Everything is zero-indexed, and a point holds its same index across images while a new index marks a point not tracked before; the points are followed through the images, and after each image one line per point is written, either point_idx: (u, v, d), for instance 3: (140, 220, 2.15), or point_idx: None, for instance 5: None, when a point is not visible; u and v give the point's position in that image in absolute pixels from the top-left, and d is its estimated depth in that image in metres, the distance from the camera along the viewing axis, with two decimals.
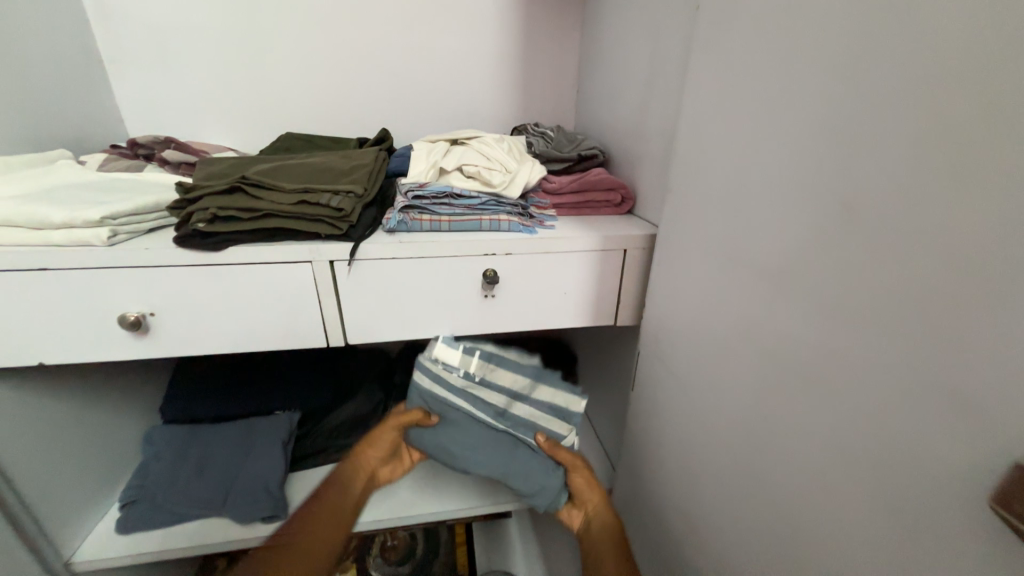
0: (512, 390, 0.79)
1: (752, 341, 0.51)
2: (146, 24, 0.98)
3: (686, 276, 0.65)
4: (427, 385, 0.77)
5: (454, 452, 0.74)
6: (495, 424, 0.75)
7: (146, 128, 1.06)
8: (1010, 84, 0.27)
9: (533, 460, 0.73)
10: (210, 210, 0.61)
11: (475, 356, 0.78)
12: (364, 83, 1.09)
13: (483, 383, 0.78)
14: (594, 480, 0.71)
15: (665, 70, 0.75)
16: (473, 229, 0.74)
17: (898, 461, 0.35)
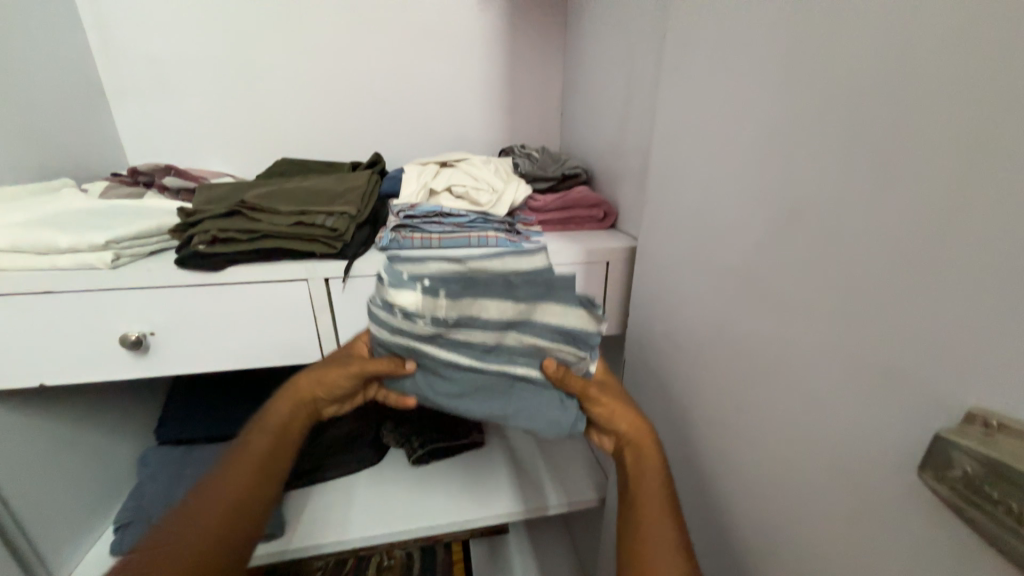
0: (504, 325, 0.52)
1: (732, 341, 0.54)
2: (147, 59, 1.03)
3: (668, 283, 0.69)
4: (387, 336, 0.54)
5: (440, 398, 0.56)
6: (487, 363, 0.54)
7: (145, 157, 1.10)
8: (937, 99, 0.32)
9: (539, 393, 0.56)
10: (211, 232, 0.64)
11: (439, 294, 0.49)
12: (357, 111, 1.14)
13: (459, 323, 0.51)
14: (623, 405, 0.60)
15: (640, 96, 0.81)
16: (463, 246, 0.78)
17: (870, 440, 0.38)
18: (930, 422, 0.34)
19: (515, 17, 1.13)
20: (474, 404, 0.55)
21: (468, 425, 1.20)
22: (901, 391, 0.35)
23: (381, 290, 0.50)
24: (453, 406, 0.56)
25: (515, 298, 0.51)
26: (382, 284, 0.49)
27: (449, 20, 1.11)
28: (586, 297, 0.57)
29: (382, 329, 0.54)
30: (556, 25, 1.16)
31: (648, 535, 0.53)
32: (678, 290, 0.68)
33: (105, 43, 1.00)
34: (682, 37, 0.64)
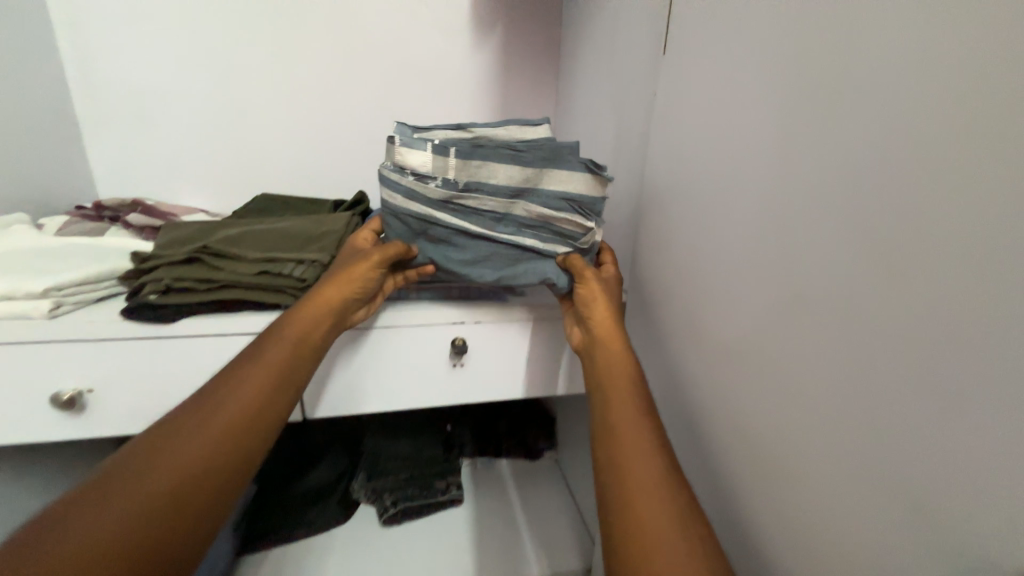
0: (512, 186, 0.63)
1: (760, 416, 0.51)
2: (127, 89, 1.00)
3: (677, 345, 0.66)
4: (401, 201, 0.63)
5: (455, 268, 0.66)
6: (496, 231, 0.64)
7: (116, 187, 1.05)
8: (1002, 193, 0.30)
9: (544, 262, 0.66)
10: (164, 281, 0.58)
11: (449, 154, 0.61)
12: (343, 149, 1.12)
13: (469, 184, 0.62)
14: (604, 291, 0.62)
15: (628, 148, 0.80)
16: (442, 296, 0.74)
17: (938, 552, 0.34)
18: (1000, 542, 0.31)
19: (507, 64, 1.14)
20: (485, 267, 0.66)
21: (447, 479, 1.11)
22: (968, 504, 0.32)
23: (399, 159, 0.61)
24: (466, 273, 0.66)
25: (524, 161, 0.62)
26: (395, 144, 0.60)
27: (441, 66, 1.11)
28: (592, 160, 0.63)
29: (396, 198, 0.63)
30: (548, 73, 1.17)
31: (622, 431, 0.51)
32: (679, 357, 0.65)
33: (84, 71, 0.97)
34: (678, 102, 0.63)
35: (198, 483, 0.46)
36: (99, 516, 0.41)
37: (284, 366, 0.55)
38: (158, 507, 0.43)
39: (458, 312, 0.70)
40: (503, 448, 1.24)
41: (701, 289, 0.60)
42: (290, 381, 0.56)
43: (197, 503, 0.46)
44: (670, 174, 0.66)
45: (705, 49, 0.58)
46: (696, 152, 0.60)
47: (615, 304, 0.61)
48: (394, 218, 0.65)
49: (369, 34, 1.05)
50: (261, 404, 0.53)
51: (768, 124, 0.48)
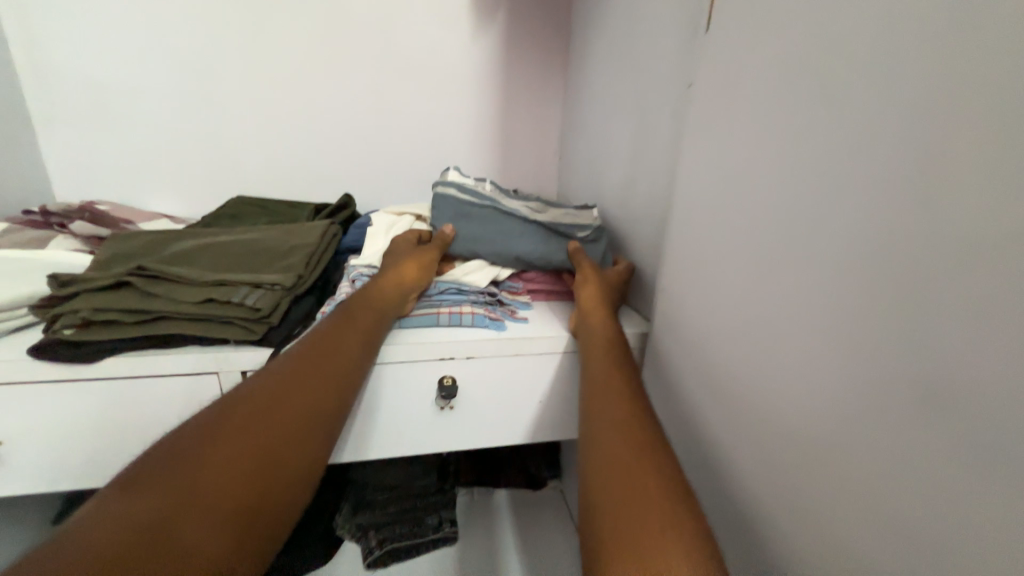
0: (534, 200, 0.77)
1: (801, 516, 0.38)
2: (82, 79, 0.89)
3: (696, 397, 0.52)
4: (452, 197, 0.72)
5: (490, 244, 0.67)
6: (526, 220, 0.70)
7: (77, 189, 0.95)
8: None
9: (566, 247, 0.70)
10: (81, 312, 0.48)
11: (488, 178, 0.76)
12: (326, 146, 1.01)
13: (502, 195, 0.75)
14: (600, 288, 0.62)
15: (650, 148, 0.66)
16: (431, 323, 0.62)
17: None
18: None
19: (510, 50, 1.01)
20: (514, 240, 0.68)
21: (439, 513, 1.01)
22: None
23: (450, 172, 0.74)
24: (499, 249, 0.67)
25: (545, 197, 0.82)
26: (452, 166, 0.74)
27: (436, 52, 0.99)
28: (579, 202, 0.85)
29: (447, 190, 0.72)
30: (556, 60, 1.04)
31: (596, 401, 0.49)
32: (699, 415, 0.52)
33: (33, 59, 0.87)
34: (708, 93, 0.50)
35: (268, 480, 0.38)
36: (165, 501, 0.33)
37: (352, 351, 0.50)
38: (227, 500, 0.35)
39: (446, 346, 0.59)
40: (503, 476, 1.13)
41: (729, 338, 0.46)
42: (356, 370, 0.50)
43: (267, 502, 0.37)
44: (695, 185, 0.52)
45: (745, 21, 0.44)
46: (727, 159, 0.46)
47: (605, 298, 0.61)
48: (441, 211, 0.71)
49: (354, 16, 0.94)
50: (331, 398, 0.46)
51: (825, 122, 0.34)
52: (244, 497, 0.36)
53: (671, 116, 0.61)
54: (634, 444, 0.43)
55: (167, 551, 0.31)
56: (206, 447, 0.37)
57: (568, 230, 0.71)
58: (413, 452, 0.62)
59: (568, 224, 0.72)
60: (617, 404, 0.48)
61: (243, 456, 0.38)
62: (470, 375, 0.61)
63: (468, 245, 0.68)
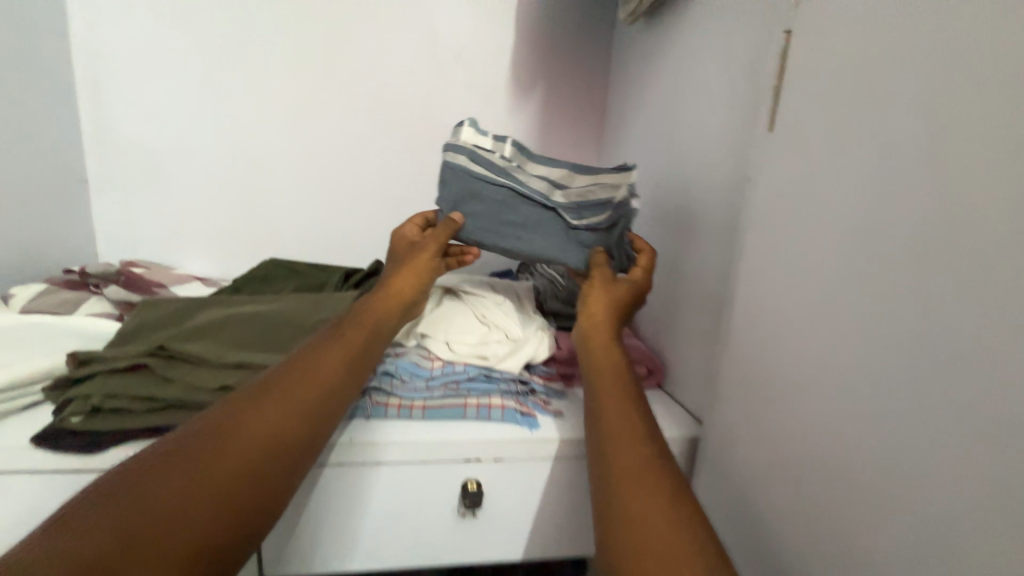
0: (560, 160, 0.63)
1: None
2: (140, 146, 0.94)
3: (763, 534, 0.44)
4: (460, 165, 0.59)
5: (499, 239, 0.58)
6: (540, 207, 0.60)
7: (119, 247, 0.98)
8: None
9: (583, 242, 0.60)
10: (91, 399, 0.45)
11: (507, 140, 0.60)
12: (361, 211, 1.02)
13: (523, 162, 0.62)
14: (612, 296, 0.55)
15: (695, 230, 0.62)
16: (456, 417, 0.57)
17: None
18: None
19: (545, 125, 1.03)
20: (531, 234, 0.59)
21: None
22: None
23: (464, 128, 0.59)
24: (507, 247, 0.59)
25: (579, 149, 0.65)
26: (465, 124, 0.59)
27: None
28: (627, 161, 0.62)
29: (457, 159, 0.59)
30: (590, 135, 1.05)
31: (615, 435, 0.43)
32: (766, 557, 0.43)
33: (99, 129, 0.92)
34: (768, 188, 0.45)
35: (249, 484, 0.36)
36: (148, 505, 0.32)
37: (341, 358, 0.46)
38: (207, 505, 0.34)
39: (470, 446, 0.53)
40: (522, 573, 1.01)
41: (809, 473, 0.38)
42: (345, 381, 0.46)
43: (249, 505, 0.36)
44: (754, 285, 0.47)
45: (813, 118, 0.40)
46: (797, 265, 0.41)
47: (616, 310, 0.54)
48: (446, 185, 0.59)
49: (398, 92, 0.98)
50: (320, 403, 0.43)
51: (940, 241, 0.29)
52: (225, 501, 0.35)
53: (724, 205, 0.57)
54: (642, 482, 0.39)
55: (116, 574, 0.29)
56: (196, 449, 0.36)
57: (589, 224, 0.60)
58: (428, 563, 0.55)
59: (589, 204, 0.60)
60: (621, 434, 0.43)
61: (209, 470, 0.35)
62: (494, 479, 0.54)
63: (477, 236, 0.59)
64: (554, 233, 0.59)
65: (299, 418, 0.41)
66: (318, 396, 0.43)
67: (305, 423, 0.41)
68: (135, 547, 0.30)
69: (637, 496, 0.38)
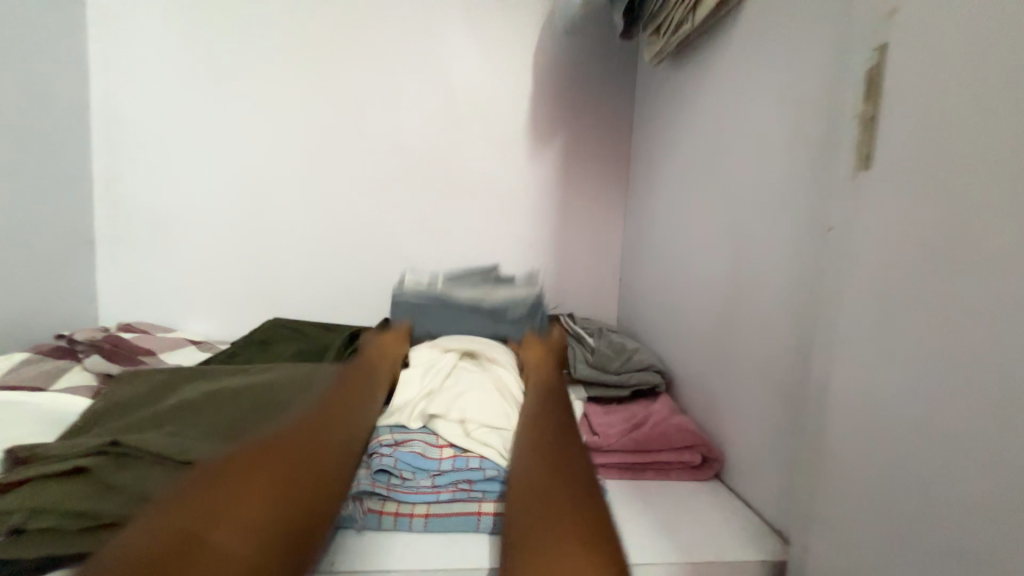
0: (484, 275, 0.82)
1: None
2: (149, 206, 0.92)
3: None
4: (407, 291, 0.77)
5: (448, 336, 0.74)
6: (472, 306, 0.75)
7: (121, 309, 0.93)
8: None
9: (515, 324, 0.74)
10: (18, 515, 0.38)
11: (434, 278, 0.79)
12: (371, 269, 0.96)
13: (453, 284, 0.80)
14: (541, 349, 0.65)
15: (753, 291, 0.52)
16: (467, 528, 0.46)
17: None
18: None
19: (565, 174, 0.97)
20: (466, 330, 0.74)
21: None
22: None
23: (405, 278, 0.79)
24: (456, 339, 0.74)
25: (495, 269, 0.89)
26: (402, 278, 0.79)
27: (490, 178, 0.96)
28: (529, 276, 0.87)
29: (400, 291, 0.76)
30: (614, 184, 0.99)
31: (534, 432, 0.46)
32: None
33: (113, 190, 0.91)
34: (862, 252, 0.35)
35: (296, 476, 0.36)
36: (205, 501, 0.32)
37: (349, 398, 0.50)
38: (256, 495, 0.33)
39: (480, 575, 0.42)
40: None
41: None
42: (359, 413, 0.48)
43: (299, 502, 0.34)
44: (851, 376, 0.35)
45: (929, 167, 0.30)
46: (928, 361, 0.30)
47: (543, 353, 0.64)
48: (399, 305, 0.76)
49: (413, 146, 0.95)
50: (344, 431, 0.44)
51: None
52: (282, 504, 0.33)
53: (793, 267, 0.47)
54: (542, 471, 0.40)
55: (208, 536, 0.30)
56: (243, 462, 0.36)
57: (515, 311, 0.75)
58: None
59: (509, 301, 0.76)
60: (536, 426, 0.47)
61: (254, 456, 0.37)
62: None
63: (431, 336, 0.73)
64: (491, 322, 0.74)
65: (326, 422, 0.44)
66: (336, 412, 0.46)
67: (331, 425, 0.44)
68: (220, 506, 0.31)
69: (539, 474, 0.40)
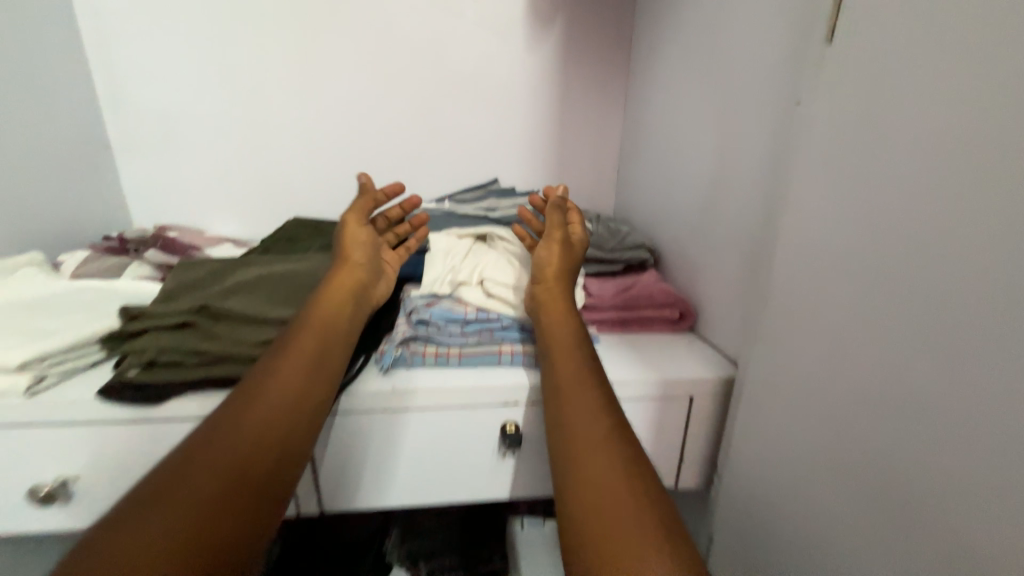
0: (485, 196, 0.96)
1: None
2: (155, 108, 0.93)
3: (799, 461, 0.45)
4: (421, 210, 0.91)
5: None
6: (478, 214, 0.89)
7: (150, 214, 0.99)
8: None
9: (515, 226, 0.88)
10: (147, 353, 0.48)
11: (446, 200, 0.95)
12: (379, 167, 1.00)
13: (459, 204, 0.94)
14: (566, 257, 0.59)
15: (735, 168, 0.59)
16: (492, 365, 0.58)
17: None
18: None
19: (566, 62, 0.97)
20: None
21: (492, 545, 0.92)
22: None
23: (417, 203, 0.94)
24: None
25: (496, 187, 0.99)
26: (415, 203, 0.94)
27: (492, 67, 0.96)
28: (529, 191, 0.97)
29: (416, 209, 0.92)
30: (615, 71, 0.98)
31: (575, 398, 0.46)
32: (802, 481, 0.45)
33: (115, 92, 0.91)
34: (822, 124, 0.42)
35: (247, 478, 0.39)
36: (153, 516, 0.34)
37: (330, 347, 0.49)
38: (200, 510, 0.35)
39: (505, 392, 0.55)
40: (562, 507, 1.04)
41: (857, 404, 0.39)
42: (348, 342, 0.52)
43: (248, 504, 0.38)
44: (803, 227, 0.44)
45: (892, 39, 0.35)
46: (852, 209, 0.39)
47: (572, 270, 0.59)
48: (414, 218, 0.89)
49: (410, 35, 0.92)
50: (316, 398, 0.46)
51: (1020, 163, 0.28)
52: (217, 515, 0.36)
53: (770, 143, 0.53)
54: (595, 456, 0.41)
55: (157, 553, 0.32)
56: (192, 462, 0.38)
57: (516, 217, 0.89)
58: (473, 496, 0.59)
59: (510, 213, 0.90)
60: (574, 389, 0.47)
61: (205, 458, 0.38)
62: (533, 425, 0.56)
63: None
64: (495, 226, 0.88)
65: (292, 393, 0.45)
66: (305, 378, 0.46)
67: (299, 398, 0.45)
68: (164, 526, 0.34)
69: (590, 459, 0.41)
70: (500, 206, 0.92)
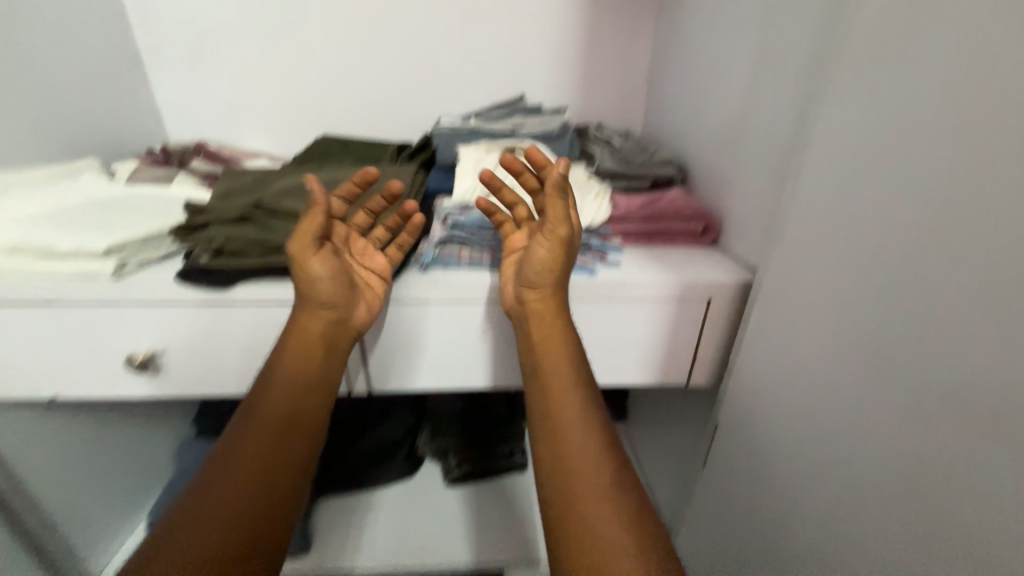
0: (512, 113, 0.95)
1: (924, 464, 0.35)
2: (180, 16, 0.92)
3: (801, 349, 0.49)
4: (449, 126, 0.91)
5: None
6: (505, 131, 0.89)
7: (184, 129, 1.02)
8: None
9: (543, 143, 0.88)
10: (215, 242, 0.53)
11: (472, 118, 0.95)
12: (404, 82, 0.99)
13: (486, 121, 0.93)
14: (565, 260, 0.52)
15: (771, 71, 0.57)
16: None
17: None
18: None
19: None
20: None
21: (512, 442, 1.02)
22: None
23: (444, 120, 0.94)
24: None
25: (523, 104, 0.97)
26: (442, 120, 0.94)
27: None
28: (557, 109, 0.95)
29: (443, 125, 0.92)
30: None
31: (557, 411, 0.48)
32: (801, 365, 0.49)
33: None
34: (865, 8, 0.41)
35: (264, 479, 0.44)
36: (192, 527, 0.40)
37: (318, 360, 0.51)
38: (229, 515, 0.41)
39: None
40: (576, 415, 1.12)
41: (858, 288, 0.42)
42: (336, 347, 0.53)
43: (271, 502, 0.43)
44: (832, 122, 0.44)
45: None
46: (881, 97, 0.39)
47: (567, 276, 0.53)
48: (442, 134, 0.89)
49: None
50: (309, 403, 0.50)
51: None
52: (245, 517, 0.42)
53: (810, 38, 0.51)
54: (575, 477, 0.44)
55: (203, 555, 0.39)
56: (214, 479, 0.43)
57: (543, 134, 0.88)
58: (501, 383, 0.65)
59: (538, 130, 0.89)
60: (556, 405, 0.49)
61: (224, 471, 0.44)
62: None
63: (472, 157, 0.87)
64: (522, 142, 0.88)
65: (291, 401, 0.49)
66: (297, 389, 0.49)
67: (294, 405, 0.49)
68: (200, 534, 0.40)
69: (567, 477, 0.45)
70: (527, 124, 0.91)
